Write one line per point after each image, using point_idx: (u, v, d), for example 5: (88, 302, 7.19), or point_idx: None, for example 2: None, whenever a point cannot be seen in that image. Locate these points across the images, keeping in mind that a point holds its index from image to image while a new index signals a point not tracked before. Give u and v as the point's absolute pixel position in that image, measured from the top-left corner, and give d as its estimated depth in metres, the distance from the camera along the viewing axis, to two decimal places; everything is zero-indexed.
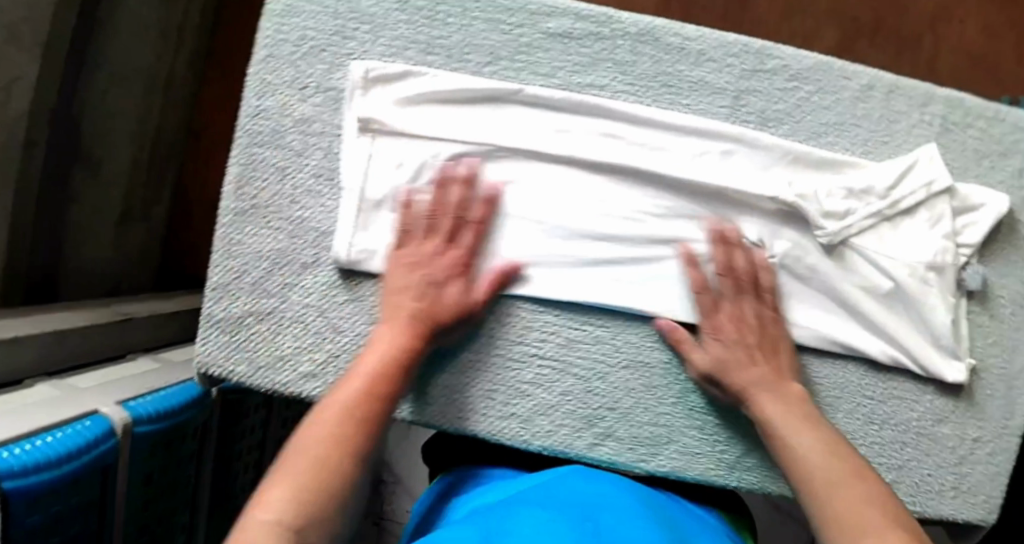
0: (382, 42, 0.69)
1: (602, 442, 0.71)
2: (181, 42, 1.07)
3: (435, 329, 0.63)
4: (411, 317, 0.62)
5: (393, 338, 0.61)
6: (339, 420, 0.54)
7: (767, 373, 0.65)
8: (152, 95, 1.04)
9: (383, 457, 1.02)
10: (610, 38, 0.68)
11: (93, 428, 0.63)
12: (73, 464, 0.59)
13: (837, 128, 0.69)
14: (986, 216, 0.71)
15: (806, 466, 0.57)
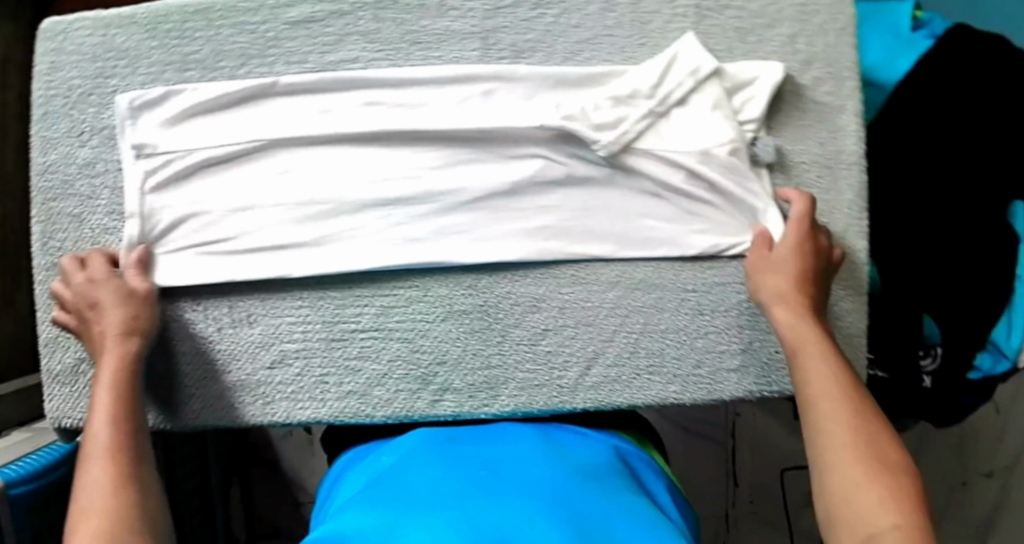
0: (140, 71, 0.71)
1: (443, 397, 0.73)
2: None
3: (139, 328, 0.66)
4: (110, 337, 0.64)
5: (109, 366, 0.63)
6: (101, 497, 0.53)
7: (808, 297, 0.64)
8: None
9: (293, 482, 1.17)
10: (351, 12, 0.70)
11: None
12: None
13: (590, 43, 0.71)
14: (762, 88, 0.71)
15: (820, 423, 0.56)
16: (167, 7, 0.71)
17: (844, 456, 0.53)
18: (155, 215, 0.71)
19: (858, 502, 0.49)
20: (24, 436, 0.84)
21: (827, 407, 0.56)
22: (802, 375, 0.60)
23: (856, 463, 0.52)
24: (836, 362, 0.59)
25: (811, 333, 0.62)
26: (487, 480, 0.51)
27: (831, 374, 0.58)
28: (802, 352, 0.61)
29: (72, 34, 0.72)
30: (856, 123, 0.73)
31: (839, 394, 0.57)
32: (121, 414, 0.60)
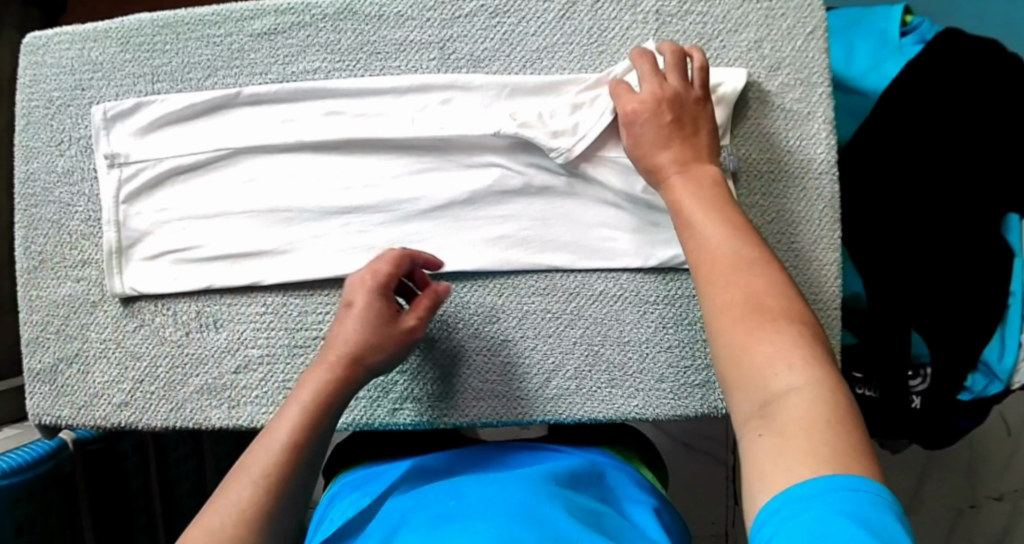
0: (114, 83, 0.74)
1: (400, 407, 0.70)
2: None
3: (368, 359, 0.63)
4: (337, 357, 0.62)
5: (319, 376, 0.62)
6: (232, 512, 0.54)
7: (675, 153, 0.61)
8: None
9: None
10: (312, 23, 0.71)
11: None
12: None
13: (549, 51, 0.70)
14: (726, 95, 0.69)
15: (703, 256, 0.54)
16: (140, 22, 0.74)
17: (742, 328, 0.48)
18: (127, 221, 0.73)
19: (767, 378, 0.45)
20: (13, 432, 0.88)
21: (719, 278, 0.52)
22: (698, 248, 0.56)
23: (757, 340, 0.47)
24: (728, 223, 0.55)
25: (700, 205, 0.57)
26: (459, 506, 0.54)
27: (719, 240, 0.55)
28: (692, 223, 0.57)
29: (53, 48, 0.76)
30: (825, 133, 0.71)
31: (736, 268, 0.52)
32: (303, 428, 0.59)
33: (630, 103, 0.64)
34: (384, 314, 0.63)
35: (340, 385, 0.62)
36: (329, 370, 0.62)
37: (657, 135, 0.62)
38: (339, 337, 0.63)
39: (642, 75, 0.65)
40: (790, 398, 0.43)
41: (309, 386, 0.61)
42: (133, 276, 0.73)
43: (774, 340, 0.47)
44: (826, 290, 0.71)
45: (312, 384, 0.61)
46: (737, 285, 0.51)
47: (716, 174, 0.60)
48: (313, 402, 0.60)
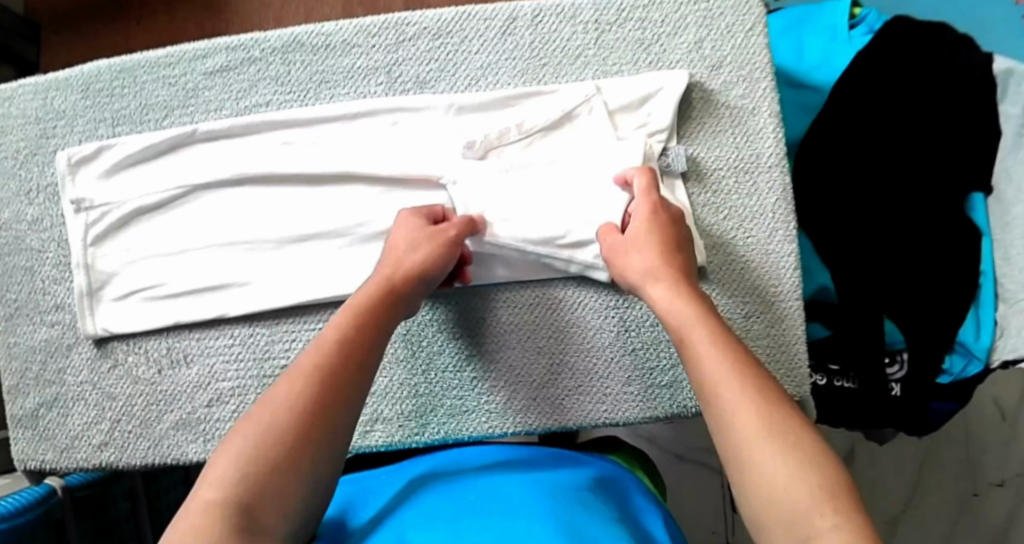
0: (78, 130, 0.77)
1: (373, 427, 0.71)
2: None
3: (413, 275, 0.63)
4: (385, 270, 0.64)
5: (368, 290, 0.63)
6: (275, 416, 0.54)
7: (672, 261, 0.62)
8: None
9: None
10: (261, 58, 0.73)
11: None
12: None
13: (493, 67, 0.71)
14: (668, 98, 0.70)
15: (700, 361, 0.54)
16: (98, 69, 0.76)
17: (751, 445, 0.48)
18: (96, 263, 0.75)
19: (796, 516, 0.45)
20: (3, 481, 0.89)
21: (715, 357, 0.54)
22: (696, 367, 0.55)
23: (769, 476, 0.47)
24: (716, 335, 0.55)
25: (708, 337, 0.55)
26: (477, 501, 0.56)
27: (712, 360, 0.54)
28: (696, 360, 0.55)
29: (17, 99, 0.79)
30: (772, 125, 0.71)
31: (737, 396, 0.51)
32: (347, 340, 0.59)
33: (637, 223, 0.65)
34: (421, 231, 0.65)
35: (389, 297, 0.62)
36: (380, 283, 0.63)
37: (646, 247, 0.63)
38: (386, 255, 0.65)
39: (640, 187, 0.66)
40: (833, 539, 0.43)
41: (360, 298, 0.62)
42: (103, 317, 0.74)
43: (774, 459, 0.47)
44: (787, 281, 0.70)
45: (343, 315, 0.61)
46: (742, 414, 0.50)
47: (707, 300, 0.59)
48: (363, 314, 0.61)
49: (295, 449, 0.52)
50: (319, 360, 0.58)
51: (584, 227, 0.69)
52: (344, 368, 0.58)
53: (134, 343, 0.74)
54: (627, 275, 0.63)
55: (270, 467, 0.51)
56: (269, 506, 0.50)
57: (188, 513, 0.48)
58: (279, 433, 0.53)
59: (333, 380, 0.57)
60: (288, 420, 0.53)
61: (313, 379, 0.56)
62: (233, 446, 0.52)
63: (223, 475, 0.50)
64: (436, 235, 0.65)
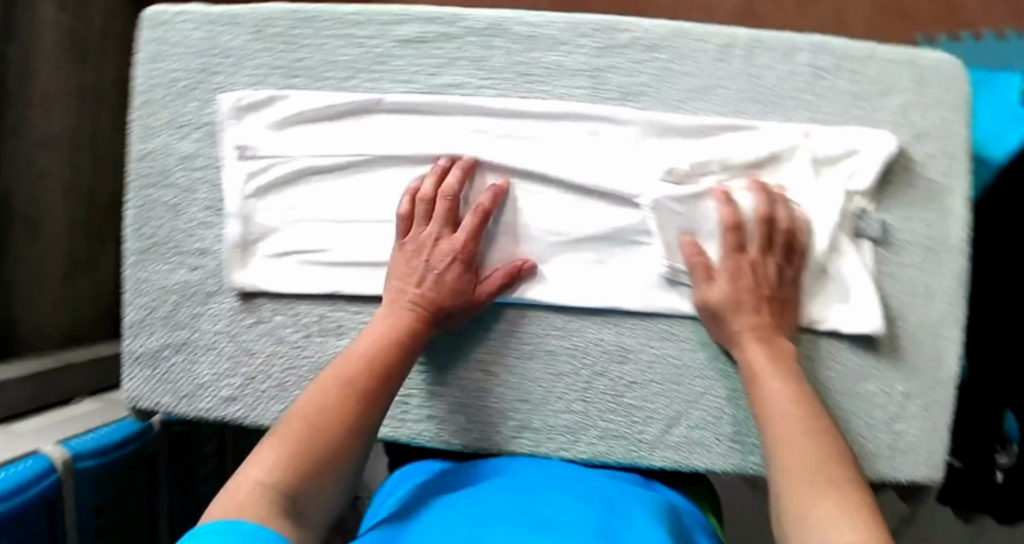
0: (245, 73, 0.71)
1: (521, 435, 0.70)
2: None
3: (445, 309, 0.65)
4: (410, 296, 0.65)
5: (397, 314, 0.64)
6: (307, 420, 0.55)
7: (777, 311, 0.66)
8: None
9: None
10: (460, 36, 0.69)
11: (34, 466, 0.68)
12: (15, 498, 0.64)
13: (701, 93, 0.68)
14: (874, 160, 0.68)
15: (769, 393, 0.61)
16: (274, 12, 0.70)
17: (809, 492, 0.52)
18: (253, 216, 0.72)
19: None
20: (92, 408, 0.84)
21: (770, 383, 0.61)
22: (762, 408, 0.61)
23: (832, 515, 0.49)
24: (790, 382, 0.61)
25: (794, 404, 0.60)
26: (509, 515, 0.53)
27: (789, 411, 0.59)
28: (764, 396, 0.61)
29: (174, 24, 0.72)
30: (964, 207, 0.70)
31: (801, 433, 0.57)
32: (376, 357, 0.61)
33: (727, 264, 0.66)
34: (461, 268, 0.65)
35: (422, 321, 0.64)
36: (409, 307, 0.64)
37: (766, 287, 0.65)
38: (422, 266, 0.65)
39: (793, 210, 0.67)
40: None
41: (387, 322, 0.63)
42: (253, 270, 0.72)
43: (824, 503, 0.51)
44: (948, 365, 0.72)
45: (369, 334, 0.63)
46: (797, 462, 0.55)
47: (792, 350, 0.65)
48: (394, 335, 0.63)
49: (328, 457, 0.54)
50: (365, 373, 0.59)
51: None
52: (372, 382, 0.59)
53: (287, 304, 0.72)
54: (723, 325, 0.66)
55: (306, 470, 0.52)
56: (304, 504, 0.51)
57: (231, 493, 0.49)
58: (315, 439, 0.54)
59: (370, 396, 0.58)
60: (329, 434, 0.55)
61: (351, 389, 0.58)
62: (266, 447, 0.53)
63: (269, 464, 0.51)
64: (466, 288, 0.66)
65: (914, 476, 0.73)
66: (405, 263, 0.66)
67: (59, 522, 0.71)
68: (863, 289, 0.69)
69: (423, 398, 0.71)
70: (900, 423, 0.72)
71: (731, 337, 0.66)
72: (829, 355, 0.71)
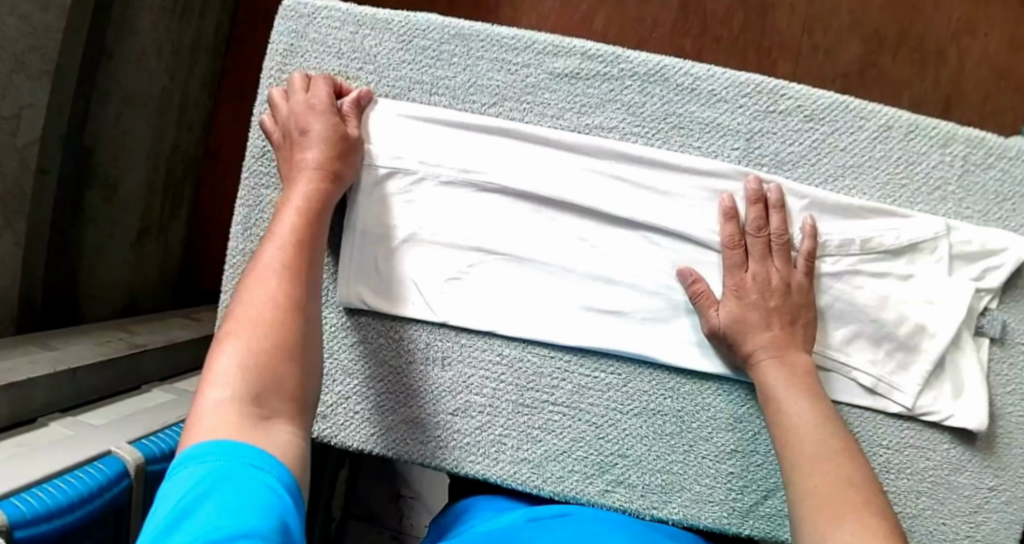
0: (386, 81, 0.69)
1: (614, 489, 0.68)
2: (197, 59, 1.02)
3: (340, 168, 0.63)
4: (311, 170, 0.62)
5: (304, 191, 0.61)
6: (276, 298, 0.54)
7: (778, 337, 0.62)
8: (168, 112, 1.01)
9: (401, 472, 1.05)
10: (618, 78, 0.67)
11: (106, 470, 0.63)
12: (86, 505, 0.60)
13: (853, 170, 0.68)
14: (1007, 263, 0.68)
15: (796, 423, 0.58)
16: (429, 23, 0.68)
17: (824, 516, 0.52)
18: (369, 231, 0.68)
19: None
20: (164, 400, 0.81)
21: (793, 404, 0.59)
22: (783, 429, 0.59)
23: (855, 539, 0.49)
24: (815, 408, 0.59)
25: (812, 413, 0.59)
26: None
27: (808, 427, 0.58)
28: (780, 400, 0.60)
29: (318, 21, 0.69)
30: None
31: (826, 457, 0.56)
32: (299, 229, 0.59)
33: (733, 284, 0.64)
34: (339, 130, 0.64)
35: (327, 196, 0.62)
36: (314, 179, 0.62)
37: (762, 308, 0.63)
38: (302, 148, 0.63)
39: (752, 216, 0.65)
40: None
41: (297, 193, 0.61)
42: (362, 289, 0.68)
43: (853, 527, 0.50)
44: None
45: (289, 218, 0.59)
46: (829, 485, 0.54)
47: (808, 366, 0.62)
48: (306, 204, 0.60)
49: (288, 359, 0.52)
50: (286, 266, 0.56)
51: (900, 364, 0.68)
52: (301, 256, 0.58)
53: (390, 326, 0.69)
54: (743, 327, 0.63)
55: (264, 366, 0.51)
56: (272, 396, 0.50)
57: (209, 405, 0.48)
58: (257, 335, 0.52)
59: (297, 291, 0.56)
60: (272, 317, 0.53)
61: (291, 281, 0.56)
62: (240, 338, 0.52)
63: (235, 365, 0.50)
64: (344, 150, 0.64)
65: None
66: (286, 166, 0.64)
67: (126, 529, 0.66)
68: (976, 387, 0.69)
69: (520, 441, 0.68)
70: (980, 517, 0.71)
71: (750, 357, 0.63)
72: (925, 445, 0.70)
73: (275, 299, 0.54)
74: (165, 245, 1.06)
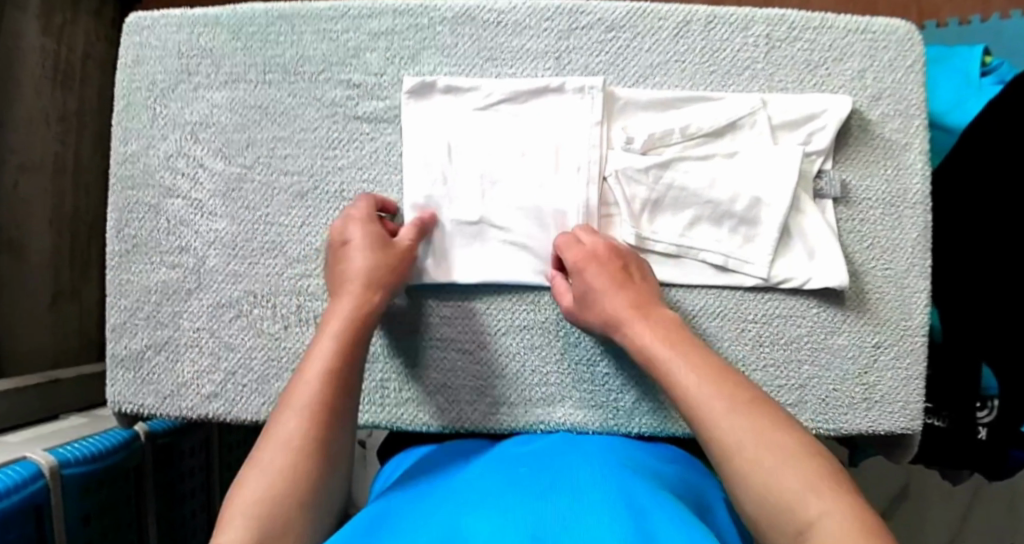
0: (223, 71, 0.74)
1: (498, 410, 0.71)
2: (82, 125, 1.10)
3: (382, 282, 0.65)
4: (354, 287, 0.64)
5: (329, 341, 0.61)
6: (294, 462, 0.53)
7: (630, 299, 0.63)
8: (62, 177, 1.07)
9: None
10: (430, 26, 0.72)
11: (21, 471, 0.69)
12: (5, 500, 0.65)
13: (663, 67, 0.72)
14: (831, 123, 0.71)
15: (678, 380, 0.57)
16: (253, 12, 0.74)
17: (761, 461, 0.50)
18: (236, 211, 0.74)
19: (795, 506, 0.47)
20: (82, 422, 0.87)
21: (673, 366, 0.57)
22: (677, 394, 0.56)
23: (792, 475, 0.48)
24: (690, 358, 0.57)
25: (675, 360, 0.58)
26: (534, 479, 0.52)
27: (705, 370, 0.56)
28: (676, 377, 0.56)
29: (157, 30, 0.75)
30: (921, 163, 0.73)
31: (728, 398, 0.54)
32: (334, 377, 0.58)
33: (577, 259, 0.65)
34: (380, 239, 0.66)
35: (369, 315, 0.63)
36: (359, 298, 0.63)
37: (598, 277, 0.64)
38: (346, 258, 0.66)
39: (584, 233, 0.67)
40: (826, 522, 0.45)
41: (338, 314, 0.62)
42: (248, 263, 0.73)
43: (775, 465, 0.49)
44: (916, 315, 0.72)
45: (322, 356, 0.59)
46: (732, 419, 0.52)
47: (675, 319, 0.62)
48: (340, 339, 0.61)
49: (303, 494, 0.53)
50: (301, 430, 0.55)
51: (748, 232, 0.70)
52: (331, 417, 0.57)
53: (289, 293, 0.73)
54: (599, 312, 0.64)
55: (310, 458, 0.54)
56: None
57: None
58: (300, 458, 0.54)
59: (323, 442, 0.56)
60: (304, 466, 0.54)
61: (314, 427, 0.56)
62: (252, 489, 0.52)
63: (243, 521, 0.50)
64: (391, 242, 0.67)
65: (892, 427, 0.72)
66: (338, 269, 0.66)
67: (49, 527, 0.71)
68: (828, 245, 0.70)
69: (400, 382, 0.72)
70: (872, 376, 0.72)
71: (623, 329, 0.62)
72: (796, 312, 0.71)
73: (292, 458, 0.54)
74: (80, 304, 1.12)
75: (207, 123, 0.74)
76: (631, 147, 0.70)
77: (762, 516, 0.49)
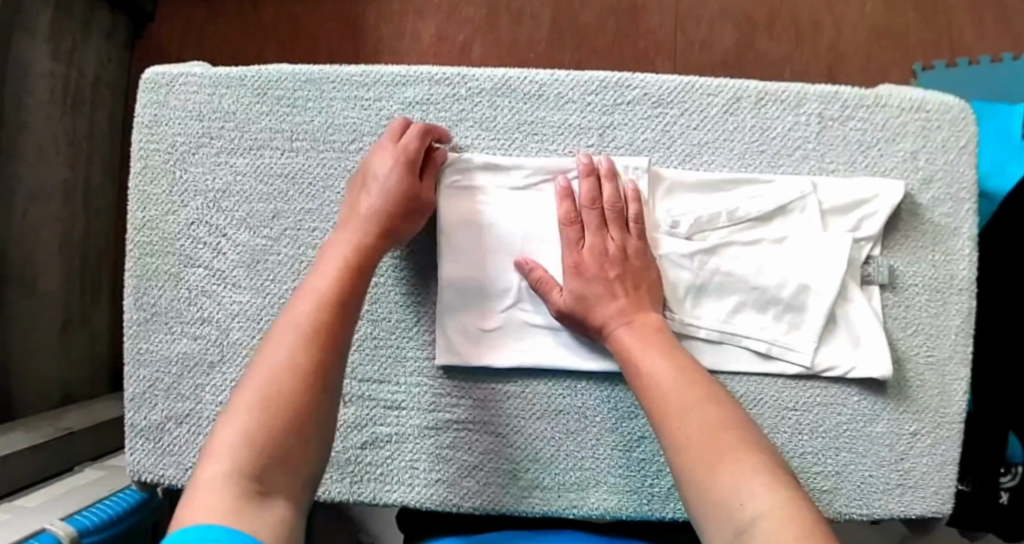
0: (249, 136, 0.71)
1: (531, 494, 0.69)
2: (92, 150, 1.08)
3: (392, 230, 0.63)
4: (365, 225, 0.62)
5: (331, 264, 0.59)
6: (279, 375, 0.52)
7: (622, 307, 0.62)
8: (72, 204, 1.05)
9: (359, 522, 1.07)
10: (467, 96, 0.69)
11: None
12: None
13: (709, 146, 0.70)
14: (883, 207, 0.69)
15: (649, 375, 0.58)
16: (281, 74, 0.71)
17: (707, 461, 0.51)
18: (262, 283, 0.71)
19: (730, 506, 0.48)
20: (97, 477, 0.85)
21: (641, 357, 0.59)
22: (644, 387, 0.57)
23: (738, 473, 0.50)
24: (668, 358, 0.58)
25: (644, 351, 0.59)
26: None
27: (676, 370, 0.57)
28: (644, 371, 0.58)
29: (177, 89, 0.71)
30: (969, 248, 0.71)
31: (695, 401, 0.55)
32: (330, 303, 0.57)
33: (571, 259, 0.64)
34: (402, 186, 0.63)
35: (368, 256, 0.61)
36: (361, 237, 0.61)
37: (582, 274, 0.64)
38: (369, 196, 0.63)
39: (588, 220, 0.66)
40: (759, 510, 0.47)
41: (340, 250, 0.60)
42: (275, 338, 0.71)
43: (737, 469, 0.50)
44: (955, 402, 0.71)
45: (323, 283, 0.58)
46: (701, 419, 0.54)
47: (660, 323, 0.62)
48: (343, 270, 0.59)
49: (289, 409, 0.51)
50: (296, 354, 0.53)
51: (793, 319, 0.68)
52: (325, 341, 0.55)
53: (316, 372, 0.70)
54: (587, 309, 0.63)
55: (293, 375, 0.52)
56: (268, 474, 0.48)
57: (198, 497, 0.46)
58: (290, 380, 0.52)
59: (318, 363, 0.54)
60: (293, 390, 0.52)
61: (308, 351, 0.54)
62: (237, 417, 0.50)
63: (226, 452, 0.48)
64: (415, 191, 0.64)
65: (926, 514, 0.72)
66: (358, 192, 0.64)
67: None
68: (873, 334, 0.69)
69: (430, 460, 0.70)
70: (909, 464, 0.71)
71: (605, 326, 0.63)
72: (836, 400, 0.70)
73: (280, 372, 0.52)
74: (90, 331, 1.10)
75: (231, 190, 0.71)
76: (676, 231, 0.68)
77: (708, 517, 0.49)
